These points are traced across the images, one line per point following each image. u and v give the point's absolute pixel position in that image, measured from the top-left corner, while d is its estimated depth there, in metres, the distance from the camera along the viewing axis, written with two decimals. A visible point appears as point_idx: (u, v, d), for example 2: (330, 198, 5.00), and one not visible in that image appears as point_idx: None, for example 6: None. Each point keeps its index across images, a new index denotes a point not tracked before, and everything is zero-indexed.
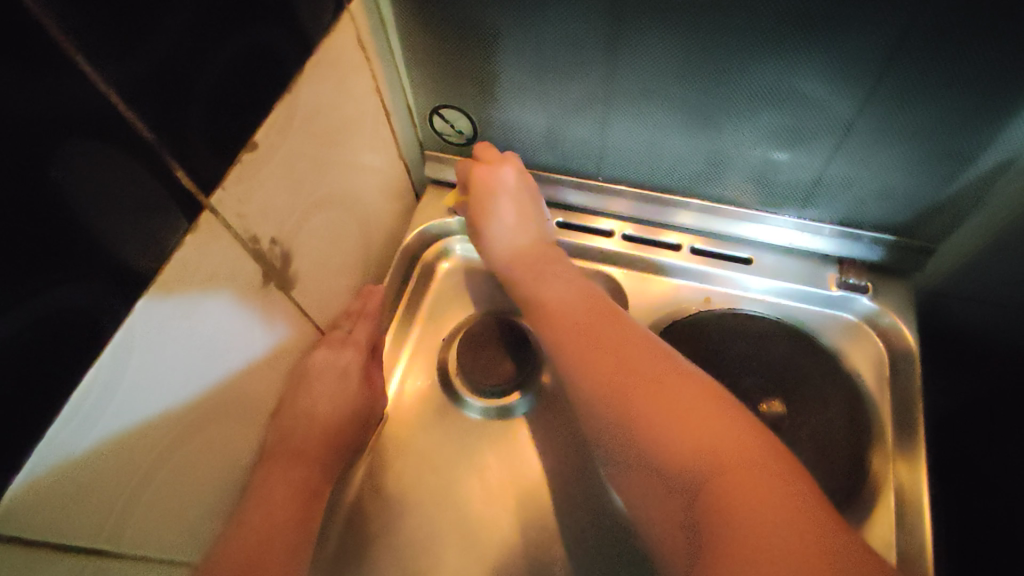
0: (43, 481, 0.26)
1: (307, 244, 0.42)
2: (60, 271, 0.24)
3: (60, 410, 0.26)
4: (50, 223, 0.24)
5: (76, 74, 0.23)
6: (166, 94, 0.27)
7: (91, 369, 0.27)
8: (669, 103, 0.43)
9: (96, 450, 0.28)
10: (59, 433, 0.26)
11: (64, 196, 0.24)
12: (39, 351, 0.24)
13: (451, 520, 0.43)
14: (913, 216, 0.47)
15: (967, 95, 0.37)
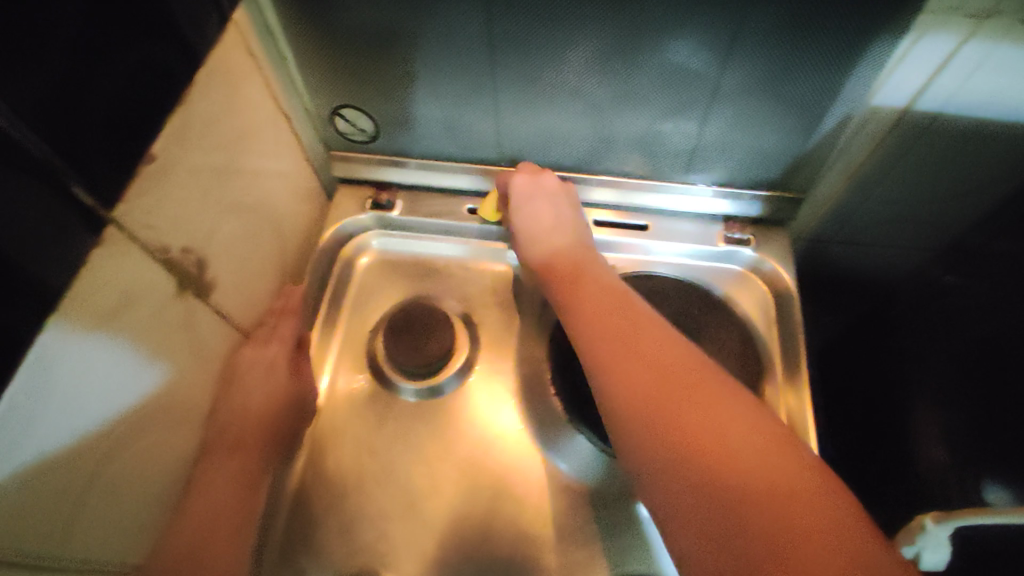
0: None
1: (220, 250, 0.43)
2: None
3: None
4: None
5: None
6: (53, 109, 0.28)
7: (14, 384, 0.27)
8: (553, 86, 0.47)
9: (34, 458, 0.29)
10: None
11: None
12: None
13: (395, 495, 0.46)
14: (783, 171, 0.52)
15: (805, 53, 0.43)
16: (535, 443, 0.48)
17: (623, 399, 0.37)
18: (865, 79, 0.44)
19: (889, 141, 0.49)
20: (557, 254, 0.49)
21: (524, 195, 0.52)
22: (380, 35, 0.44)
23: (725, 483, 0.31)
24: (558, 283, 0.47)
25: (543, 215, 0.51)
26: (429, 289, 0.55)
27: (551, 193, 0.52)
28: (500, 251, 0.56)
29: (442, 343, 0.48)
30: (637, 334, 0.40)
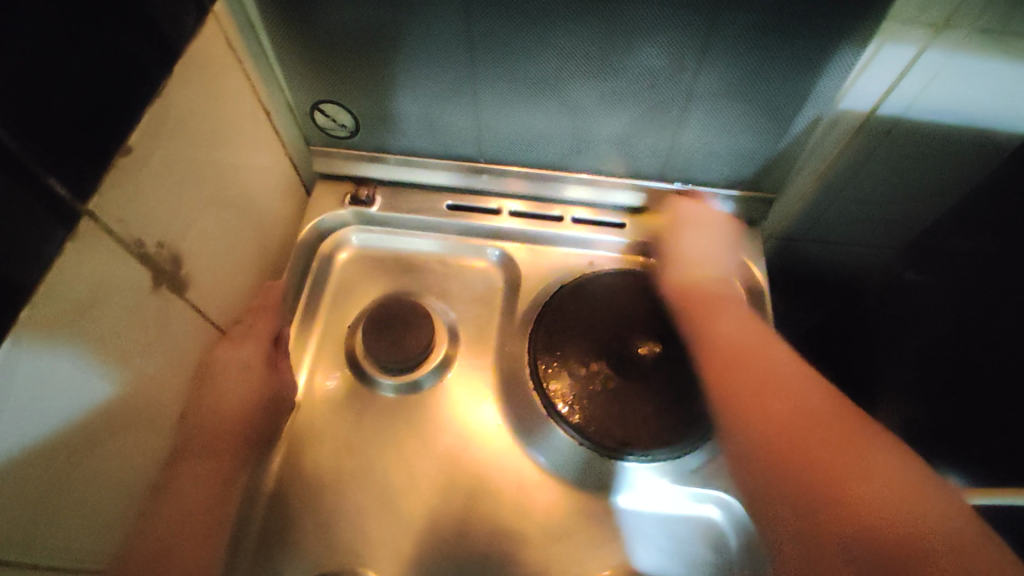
0: None
1: (198, 245, 0.43)
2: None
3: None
4: None
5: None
6: (20, 89, 0.27)
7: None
8: (533, 84, 0.48)
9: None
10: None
11: None
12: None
13: (372, 492, 0.46)
14: (756, 171, 0.54)
15: (777, 57, 0.44)
16: (514, 439, 0.48)
17: (773, 393, 0.43)
18: (834, 83, 0.45)
19: (856, 141, 0.50)
20: (704, 285, 0.51)
21: (694, 220, 0.54)
22: (358, 31, 0.44)
23: (843, 474, 0.38)
24: (691, 311, 0.50)
25: (707, 242, 0.54)
26: (409, 285, 0.55)
27: (717, 224, 0.55)
28: (481, 247, 0.57)
29: (423, 338, 0.48)
30: (755, 363, 0.45)
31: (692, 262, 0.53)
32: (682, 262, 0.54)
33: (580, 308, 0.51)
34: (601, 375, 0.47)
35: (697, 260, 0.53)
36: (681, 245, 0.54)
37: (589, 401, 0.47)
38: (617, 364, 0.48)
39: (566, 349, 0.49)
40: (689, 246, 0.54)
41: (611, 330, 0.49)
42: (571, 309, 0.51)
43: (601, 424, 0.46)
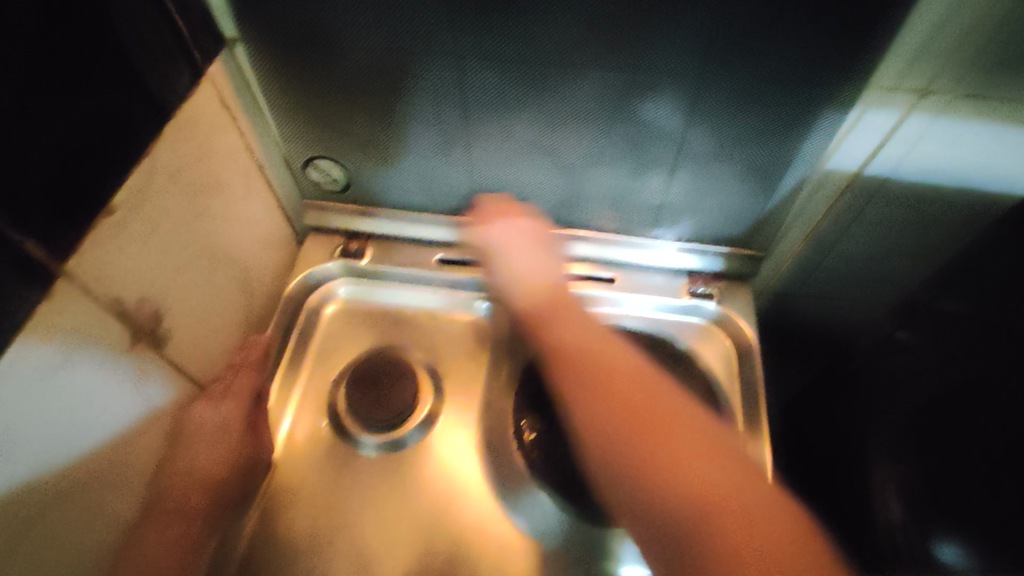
0: None
1: (180, 303, 0.42)
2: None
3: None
4: None
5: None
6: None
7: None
8: (525, 140, 0.48)
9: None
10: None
11: None
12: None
13: (350, 555, 0.44)
14: (746, 228, 0.54)
15: (765, 117, 0.44)
16: (496, 500, 0.47)
17: (625, 374, 0.40)
18: (820, 143, 0.46)
19: (840, 203, 0.52)
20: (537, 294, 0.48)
21: (503, 239, 0.51)
22: (366, 94, 0.46)
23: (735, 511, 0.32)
24: (534, 323, 0.46)
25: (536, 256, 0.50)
26: (397, 339, 0.54)
27: (519, 233, 0.51)
28: (469, 301, 0.56)
29: (405, 393, 0.48)
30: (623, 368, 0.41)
31: (516, 277, 0.50)
32: (514, 274, 0.50)
33: None
34: None
35: (520, 272, 0.50)
36: (508, 259, 0.51)
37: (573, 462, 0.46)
38: None
39: (548, 411, 0.48)
40: (504, 260, 0.51)
41: None
42: None
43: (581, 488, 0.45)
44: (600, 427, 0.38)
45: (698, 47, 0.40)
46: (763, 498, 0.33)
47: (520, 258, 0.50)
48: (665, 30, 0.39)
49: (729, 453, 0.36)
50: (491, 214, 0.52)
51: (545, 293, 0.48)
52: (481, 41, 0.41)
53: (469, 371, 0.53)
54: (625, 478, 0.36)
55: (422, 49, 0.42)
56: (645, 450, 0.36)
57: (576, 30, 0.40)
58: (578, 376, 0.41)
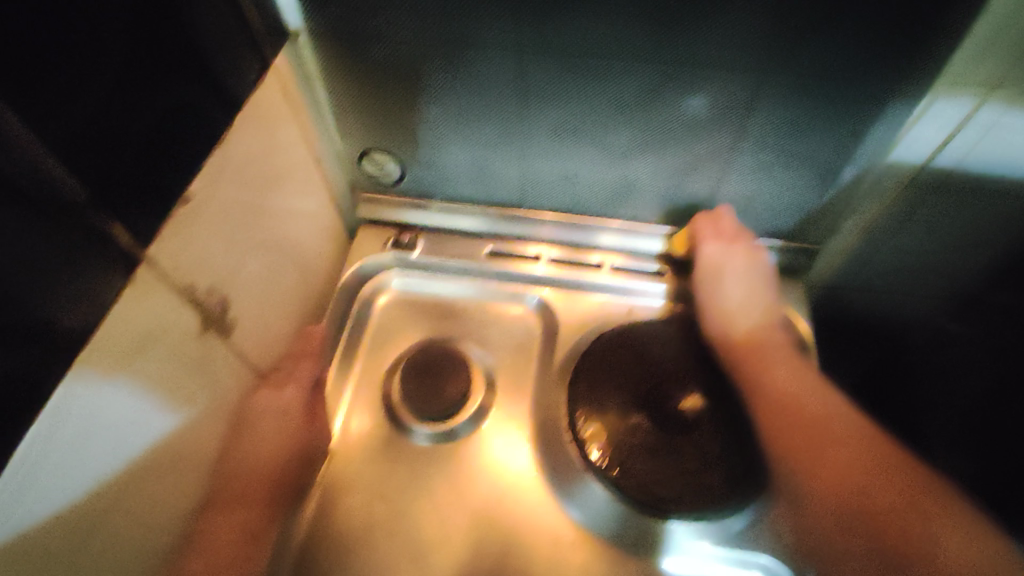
0: None
1: (245, 292, 0.43)
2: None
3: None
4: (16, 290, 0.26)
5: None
6: (82, 148, 0.28)
7: (25, 435, 0.27)
8: (578, 133, 0.48)
9: (25, 523, 0.28)
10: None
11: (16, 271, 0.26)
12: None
13: (406, 543, 0.45)
14: (799, 221, 0.53)
15: (827, 109, 0.43)
16: (550, 493, 0.47)
17: (814, 406, 0.47)
18: (884, 135, 0.44)
19: (898, 200, 0.49)
20: (746, 327, 0.52)
21: (721, 267, 0.53)
22: (419, 85, 0.46)
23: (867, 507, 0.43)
24: (742, 365, 0.50)
25: (753, 288, 0.53)
26: (449, 331, 0.54)
27: (736, 261, 0.53)
28: (520, 294, 0.56)
29: (458, 387, 0.49)
30: (775, 363, 0.49)
31: (729, 308, 0.53)
32: (714, 301, 0.54)
33: (618, 360, 0.50)
34: (641, 430, 0.46)
35: (739, 310, 0.53)
36: (725, 292, 0.53)
37: (633, 456, 0.45)
38: (655, 418, 0.46)
39: (605, 404, 0.47)
40: (715, 287, 0.54)
41: (651, 383, 0.48)
42: (609, 361, 0.50)
43: (638, 481, 0.44)
44: (777, 430, 0.46)
45: (760, 37, 0.39)
46: (846, 458, 0.45)
47: (740, 292, 0.53)
48: (724, 20, 0.38)
49: (846, 442, 0.45)
50: (705, 233, 0.53)
51: (760, 336, 0.52)
52: (537, 33, 0.41)
53: (520, 364, 0.53)
54: (816, 486, 0.45)
55: (479, 42, 0.42)
56: (783, 434, 0.46)
57: (634, 22, 0.39)
58: (760, 376, 0.49)
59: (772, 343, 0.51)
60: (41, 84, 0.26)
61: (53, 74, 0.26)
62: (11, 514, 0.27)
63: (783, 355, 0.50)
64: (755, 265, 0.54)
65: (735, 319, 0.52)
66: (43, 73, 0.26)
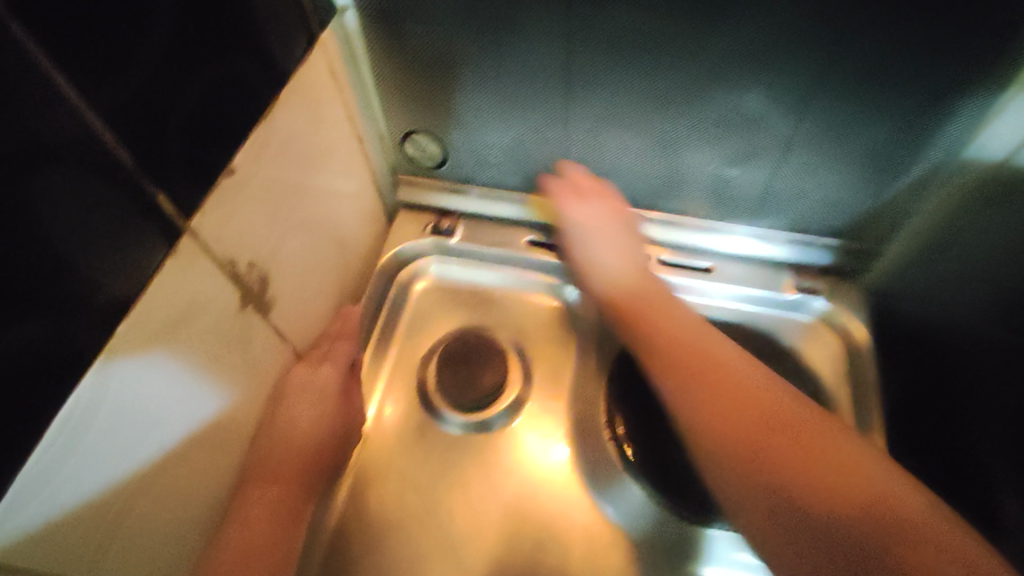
0: (15, 519, 0.26)
1: (285, 269, 0.43)
2: (27, 285, 0.24)
3: (33, 448, 0.26)
4: (57, 255, 0.25)
5: (40, 95, 0.24)
6: (131, 115, 0.28)
7: (66, 403, 0.27)
8: (624, 120, 0.46)
9: (65, 497, 0.28)
10: (30, 466, 0.26)
11: (57, 237, 0.25)
12: (13, 373, 0.24)
13: (436, 534, 0.44)
14: (857, 221, 0.49)
15: (895, 101, 0.40)
16: (584, 491, 0.45)
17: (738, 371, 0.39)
18: (959, 133, 0.41)
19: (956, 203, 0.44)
20: (628, 282, 0.47)
21: (578, 224, 0.50)
22: (459, 63, 0.45)
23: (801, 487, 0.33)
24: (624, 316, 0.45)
25: (625, 246, 0.49)
26: (485, 320, 0.53)
27: (596, 213, 0.49)
28: (558, 286, 0.55)
29: (495, 377, 0.48)
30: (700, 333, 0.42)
31: (616, 265, 0.49)
32: (593, 266, 0.49)
33: None
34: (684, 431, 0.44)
35: (597, 263, 0.49)
36: (595, 248, 0.50)
37: (672, 456, 0.44)
38: None
39: (644, 402, 0.46)
40: (585, 249, 0.50)
41: None
42: None
43: (674, 482, 0.43)
44: (700, 413, 0.37)
45: (827, 20, 0.36)
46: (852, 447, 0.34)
47: (603, 245, 0.49)
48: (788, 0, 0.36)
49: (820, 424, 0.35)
50: (569, 178, 0.51)
51: (641, 287, 0.47)
52: (585, 12, 0.39)
53: (557, 357, 0.51)
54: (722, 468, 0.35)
55: (525, 20, 0.41)
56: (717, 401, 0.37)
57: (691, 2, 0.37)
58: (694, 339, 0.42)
59: (657, 294, 0.46)
60: (90, 45, 0.25)
61: (103, 36, 0.25)
62: (49, 482, 0.27)
63: (677, 309, 0.45)
64: (616, 215, 0.50)
65: (625, 273, 0.48)
66: (93, 34, 0.25)
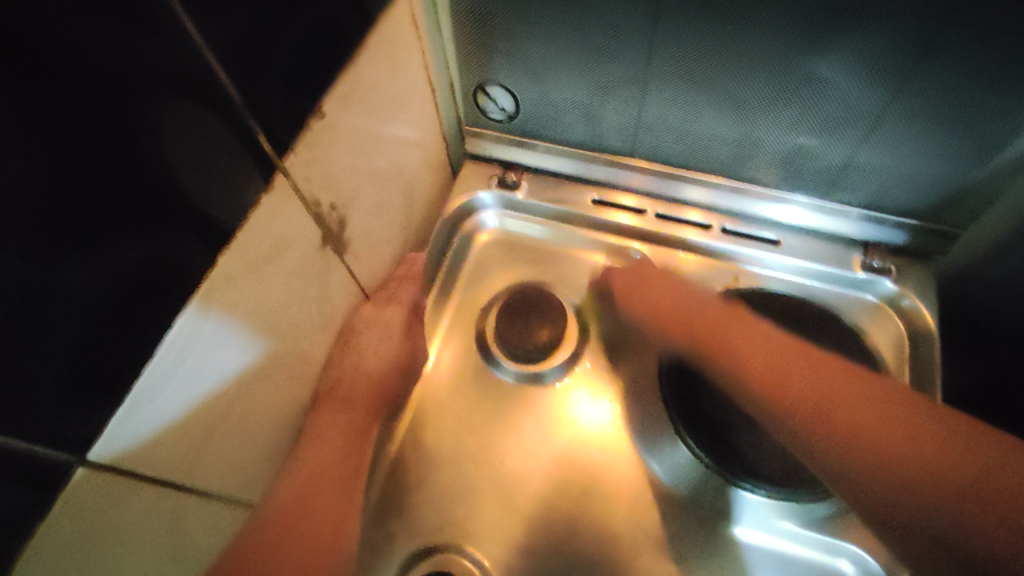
0: (128, 424, 0.29)
1: (361, 212, 0.44)
2: (138, 216, 0.26)
3: (141, 369, 0.28)
4: (167, 181, 0.27)
5: (159, 26, 0.24)
6: (234, 57, 0.29)
7: (170, 327, 0.29)
8: (704, 84, 0.45)
9: (168, 408, 0.31)
10: (141, 380, 0.29)
11: (171, 164, 0.27)
12: (125, 297, 0.26)
13: (487, 472, 0.46)
14: (938, 201, 0.47)
15: (1003, 79, 0.38)
16: (632, 449, 0.47)
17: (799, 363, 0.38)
18: None
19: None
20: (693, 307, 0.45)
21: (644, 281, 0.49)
22: (540, 15, 0.44)
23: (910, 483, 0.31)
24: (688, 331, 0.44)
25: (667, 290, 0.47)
26: (545, 275, 0.55)
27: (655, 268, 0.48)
28: (620, 248, 0.56)
29: (553, 332, 0.49)
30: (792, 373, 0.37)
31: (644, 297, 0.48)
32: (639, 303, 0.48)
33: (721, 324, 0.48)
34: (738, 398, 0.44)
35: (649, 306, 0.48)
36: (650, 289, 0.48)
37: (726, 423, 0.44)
38: None
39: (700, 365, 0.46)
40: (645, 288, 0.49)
41: None
42: None
43: (729, 449, 0.43)
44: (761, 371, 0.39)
45: None
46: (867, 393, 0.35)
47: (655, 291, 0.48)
48: None
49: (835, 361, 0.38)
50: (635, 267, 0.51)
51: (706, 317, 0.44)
52: None
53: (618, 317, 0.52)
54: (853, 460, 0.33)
55: None
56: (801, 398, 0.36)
57: None
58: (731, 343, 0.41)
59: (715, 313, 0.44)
60: None
61: None
62: (157, 395, 0.30)
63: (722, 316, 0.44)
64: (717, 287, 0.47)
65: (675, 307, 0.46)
66: None
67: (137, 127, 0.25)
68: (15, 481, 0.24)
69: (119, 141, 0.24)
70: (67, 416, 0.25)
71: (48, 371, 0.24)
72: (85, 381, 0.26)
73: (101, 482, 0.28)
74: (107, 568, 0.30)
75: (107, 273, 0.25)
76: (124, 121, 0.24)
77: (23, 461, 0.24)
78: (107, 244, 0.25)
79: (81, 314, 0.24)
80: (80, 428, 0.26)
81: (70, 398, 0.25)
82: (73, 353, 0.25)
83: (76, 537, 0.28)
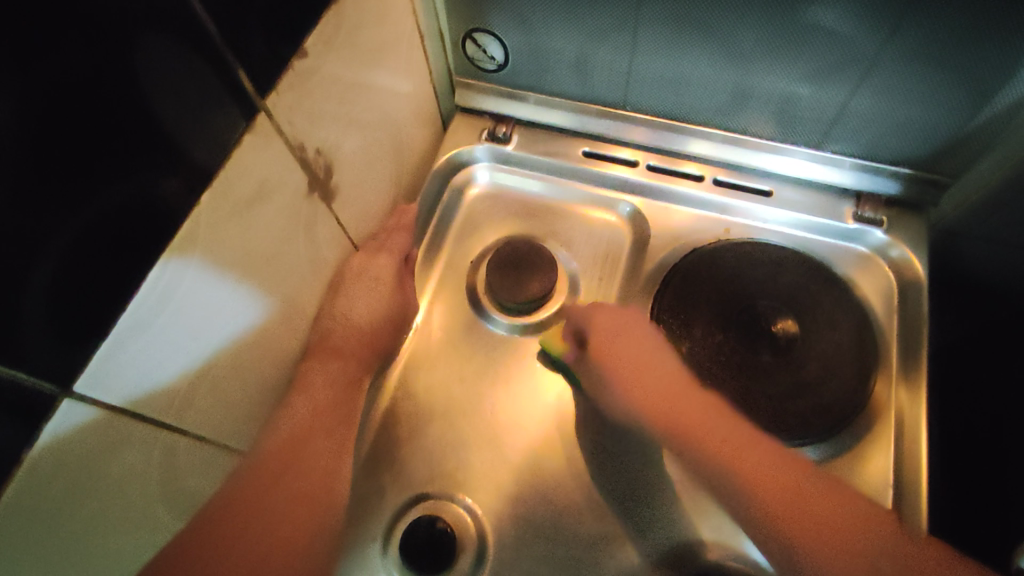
0: (114, 362, 0.28)
1: (349, 160, 0.44)
2: (117, 152, 0.25)
3: (126, 306, 0.28)
4: (148, 121, 0.26)
5: None
6: None
7: (156, 265, 0.29)
8: (697, 30, 0.44)
9: (154, 349, 0.31)
10: (126, 318, 0.28)
11: (151, 102, 0.26)
12: (109, 234, 0.26)
13: (477, 423, 0.47)
14: (932, 151, 0.47)
15: (1000, 21, 0.37)
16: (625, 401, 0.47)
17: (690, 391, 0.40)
18: None
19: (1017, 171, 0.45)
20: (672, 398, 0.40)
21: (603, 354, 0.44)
22: None
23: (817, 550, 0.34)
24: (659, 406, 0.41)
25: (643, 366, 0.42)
26: (535, 230, 0.54)
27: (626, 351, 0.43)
28: (612, 201, 0.55)
29: (544, 285, 0.48)
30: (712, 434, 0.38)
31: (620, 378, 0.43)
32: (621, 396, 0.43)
33: (712, 276, 0.48)
34: (728, 347, 0.44)
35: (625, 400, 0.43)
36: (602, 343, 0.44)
37: (716, 373, 0.44)
38: (744, 334, 0.45)
39: (692, 316, 0.46)
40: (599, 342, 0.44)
41: (744, 293, 0.46)
42: (704, 275, 0.48)
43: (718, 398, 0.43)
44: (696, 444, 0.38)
45: None
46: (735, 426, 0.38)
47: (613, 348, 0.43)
48: None
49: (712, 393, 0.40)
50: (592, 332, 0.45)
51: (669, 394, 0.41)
52: None
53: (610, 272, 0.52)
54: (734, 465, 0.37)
55: None
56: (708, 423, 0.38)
57: None
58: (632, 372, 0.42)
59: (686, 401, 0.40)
60: None
61: None
62: (142, 334, 0.29)
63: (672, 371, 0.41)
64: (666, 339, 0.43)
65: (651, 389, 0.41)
66: None
67: (115, 61, 0.24)
68: (10, 414, 0.25)
69: (95, 75, 0.24)
70: (54, 353, 0.25)
71: (31, 303, 0.24)
72: (69, 319, 0.26)
73: (90, 419, 0.28)
74: (97, 506, 0.30)
75: (89, 210, 0.25)
76: (102, 55, 0.24)
77: (16, 392, 0.25)
78: (87, 180, 0.24)
79: (61, 248, 0.24)
80: (67, 365, 0.26)
81: (55, 334, 0.25)
82: (55, 287, 0.24)
83: (67, 472, 0.28)
